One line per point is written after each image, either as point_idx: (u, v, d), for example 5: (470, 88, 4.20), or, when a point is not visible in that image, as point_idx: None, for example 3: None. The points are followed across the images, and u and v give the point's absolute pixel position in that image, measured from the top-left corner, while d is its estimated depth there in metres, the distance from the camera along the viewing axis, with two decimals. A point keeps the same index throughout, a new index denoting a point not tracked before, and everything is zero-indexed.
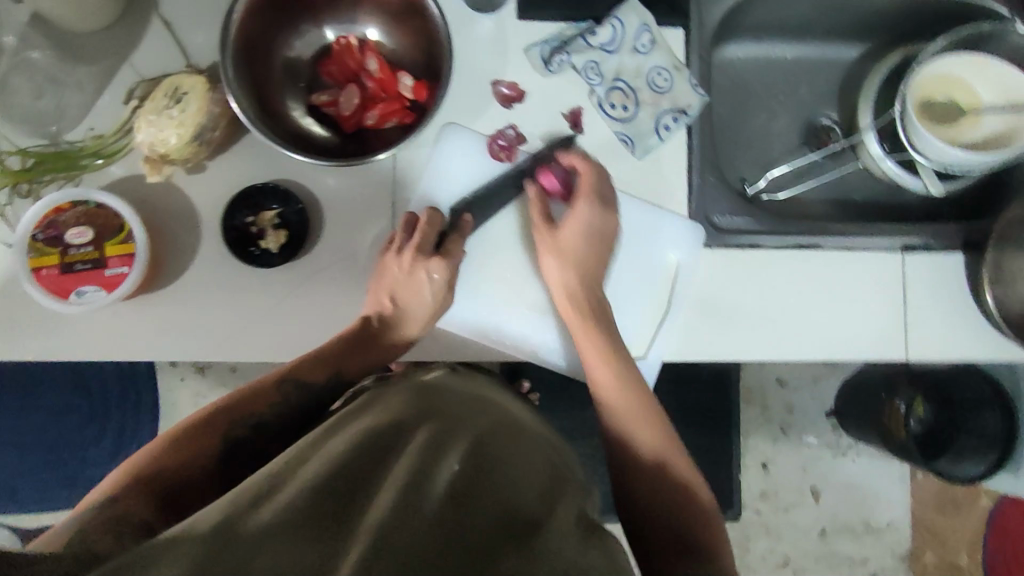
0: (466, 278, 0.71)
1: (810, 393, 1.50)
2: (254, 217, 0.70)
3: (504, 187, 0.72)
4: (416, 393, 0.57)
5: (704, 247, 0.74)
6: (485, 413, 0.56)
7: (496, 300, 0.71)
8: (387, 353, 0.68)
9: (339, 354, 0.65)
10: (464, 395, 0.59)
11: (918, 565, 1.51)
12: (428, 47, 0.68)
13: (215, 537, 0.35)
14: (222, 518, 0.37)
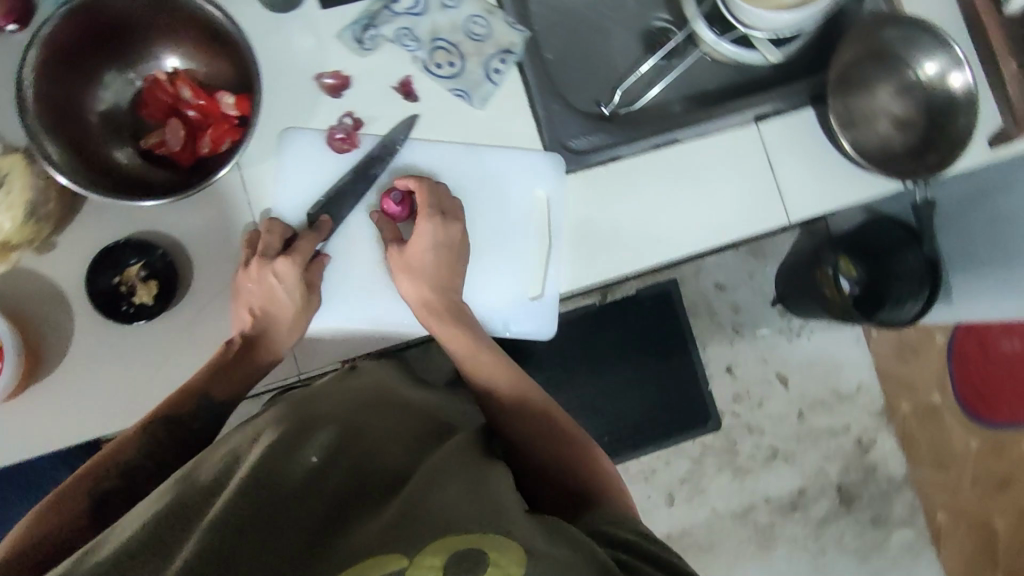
0: (337, 270, 0.73)
1: (749, 288, 1.54)
2: (119, 276, 0.68)
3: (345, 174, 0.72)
4: (303, 402, 0.67)
5: (566, 173, 0.75)
6: (363, 408, 0.66)
7: (380, 284, 0.73)
8: (257, 368, 0.69)
9: (206, 380, 0.67)
10: (349, 393, 0.69)
11: (894, 415, 1.56)
12: (234, 58, 0.67)
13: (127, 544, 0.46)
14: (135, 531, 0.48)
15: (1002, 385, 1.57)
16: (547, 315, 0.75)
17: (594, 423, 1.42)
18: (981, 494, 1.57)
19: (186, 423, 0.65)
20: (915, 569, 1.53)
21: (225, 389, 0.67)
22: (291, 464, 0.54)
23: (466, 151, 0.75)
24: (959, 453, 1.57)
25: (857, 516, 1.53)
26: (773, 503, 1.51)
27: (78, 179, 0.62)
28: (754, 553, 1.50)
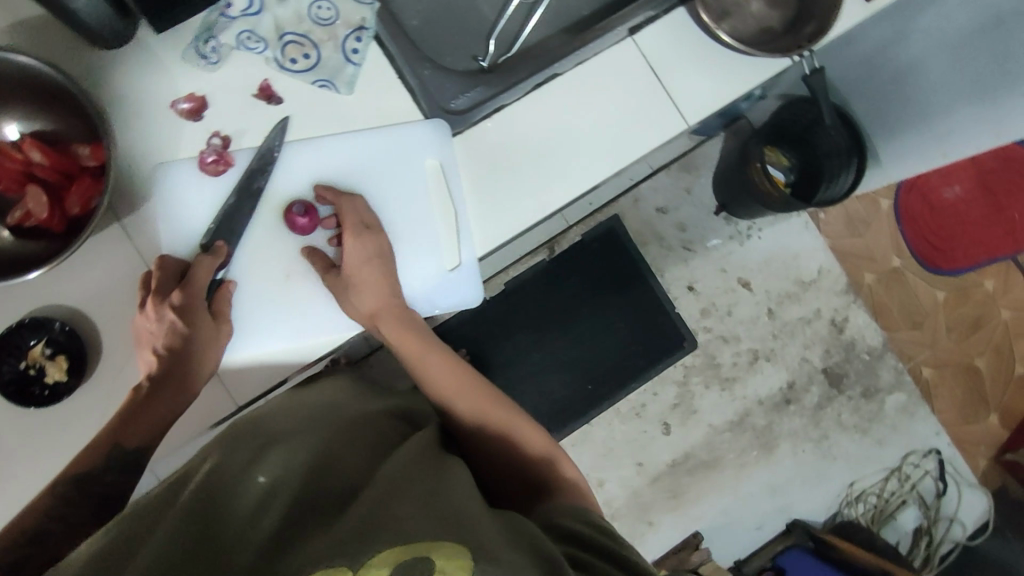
0: (246, 296, 0.69)
1: (690, 204, 1.53)
2: (24, 360, 0.65)
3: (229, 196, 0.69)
4: (254, 423, 0.67)
5: (453, 137, 0.73)
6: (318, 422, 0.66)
7: (294, 296, 0.70)
8: (177, 407, 0.64)
9: (117, 428, 0.61)
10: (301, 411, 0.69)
11: (859, 288, 1.59)
12: (73, 106, 0.64)
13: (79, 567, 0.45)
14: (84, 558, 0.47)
15: (952, 231, 1.61)
16: (471, 283, 0.74)
17: (574, 374, 1.42)
18: (957, 339, 1.61)
19: (97, 478, 0.60)
20: (917, 428, 1.55)
21: (137, 435, 0.62)
22: (237, 491, 0.53)
23: (346, 139, 0.72)
24: (928, 307, 1.61)
25: (849, 394, 1.55)
26: (767, 404, 1.52)
27: None
28: (761, 456, 1.50)
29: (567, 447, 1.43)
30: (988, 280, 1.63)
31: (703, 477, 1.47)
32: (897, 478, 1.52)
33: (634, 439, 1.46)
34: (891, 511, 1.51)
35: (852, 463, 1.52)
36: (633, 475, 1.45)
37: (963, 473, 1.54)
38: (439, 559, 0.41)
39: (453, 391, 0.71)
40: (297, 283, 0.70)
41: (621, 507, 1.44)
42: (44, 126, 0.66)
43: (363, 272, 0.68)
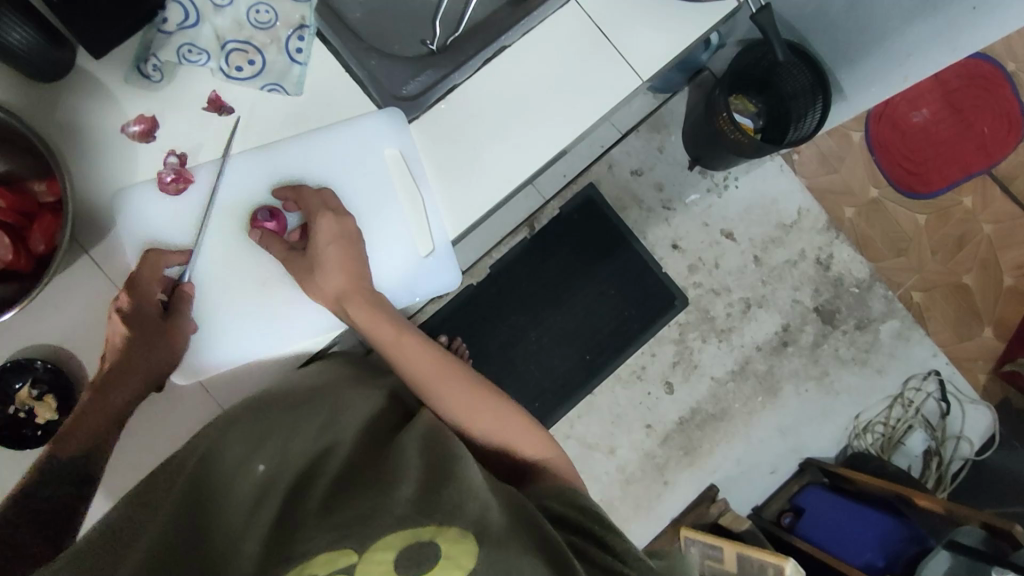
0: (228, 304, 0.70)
1: (664, 162, 1.53)
2: (13, 405, 0.64)
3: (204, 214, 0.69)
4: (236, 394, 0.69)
5: (409, 123, 0.73)
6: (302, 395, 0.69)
7: (274, 302, 0.71)
8: (120, 405, 0.63)
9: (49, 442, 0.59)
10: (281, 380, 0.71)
11: (840, 224, 1.60)
12: (21, 143, 0.63)
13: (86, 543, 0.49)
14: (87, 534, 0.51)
15: (925, 154, 1.63)
16: (447, 265, 0.73)
17: (573, 347, 1.44)
18: (943, 260, 1.62)
19: (35, 495, 0.55)
20: (914, 353, 1.57)
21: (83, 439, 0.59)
22: (237, 481, 0.59)
23: (302, 138, 0.71)
24: (910, 232, 1.62)
25: (844, 328, 1.56)
26: (765, 349, 1.53)
27: None
28: (765, 401, 1.51)
29: (574, 419, 1.45)
30: (966, 197, 1.64)
31: (712, 430, 1.48)
32: (901, 404, 1.53)
33: (639, 401, 1.47)
34: (900, 437, 1.52)
35: (856, 396, 1.54)
36: (643, 438, 1.47)
37: (964, 390, 1.56)
38: (442, 543, 0.50)
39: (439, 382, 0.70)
40: (274, 290, 0.70)
41: (636, 471, 1.46)
42: None
43: (340, 264, 0.67)
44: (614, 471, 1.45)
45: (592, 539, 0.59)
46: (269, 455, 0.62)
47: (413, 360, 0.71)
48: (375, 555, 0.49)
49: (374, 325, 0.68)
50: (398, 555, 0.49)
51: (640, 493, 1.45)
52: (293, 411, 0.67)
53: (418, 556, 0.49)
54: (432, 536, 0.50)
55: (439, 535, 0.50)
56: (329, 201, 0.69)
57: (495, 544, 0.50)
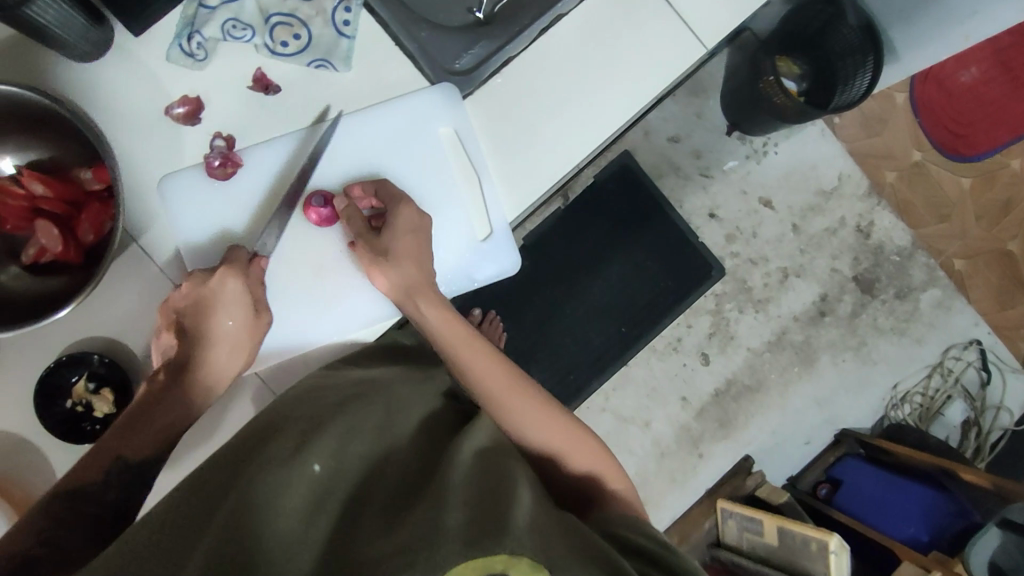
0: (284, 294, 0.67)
1: (702, 128, 1.48)
2: (70, 398, 0.64)
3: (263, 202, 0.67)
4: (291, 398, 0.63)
5: (464, 99, 0.69)
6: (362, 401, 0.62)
7: (332, 290, 0.68)
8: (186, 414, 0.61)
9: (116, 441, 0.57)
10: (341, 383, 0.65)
11: (882, 189, 1.54)
12: (65, 129, 0.61)
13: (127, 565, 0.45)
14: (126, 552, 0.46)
15: (972, 115, 1.54)
16: (506, 249, 0.71)
17: (609, 320, 1.39)
18: (987, 226, 1.56)
19: (96, 496, 0.55)
20: (955, 322, 1.53)
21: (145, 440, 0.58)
22: (292, 472, 0.52)
23: (357, 118, 0.68)
24: (954, 197, 1.55)
25: (884, 298, 1.52)
26: (803, 319, 1.50)
27: None
28: (802, 372, 1.49)
29: (609, 392, 1.44)
30: (1014, 160, 1.57)
31: (748, 401, 1.47)
32: (940, 374, 1.51)
33: (675, 373, 1.46)
34: (938, 408, 1.49)
35: (894, 367, 1.51)
36: (679, 410, 1.46)
37: (1006, 359, 1.52)
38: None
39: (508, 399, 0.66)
40: (332, 277, 0.68)
41: (671, 443, 1.45)
42: (39, 156, 0.63)
43: (407, 249, 0.65)
44: (649, 444, 1.45)
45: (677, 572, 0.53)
46: (324, 450, 0.55)
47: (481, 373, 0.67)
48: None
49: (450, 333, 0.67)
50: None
51: (675, 465, 1.45)
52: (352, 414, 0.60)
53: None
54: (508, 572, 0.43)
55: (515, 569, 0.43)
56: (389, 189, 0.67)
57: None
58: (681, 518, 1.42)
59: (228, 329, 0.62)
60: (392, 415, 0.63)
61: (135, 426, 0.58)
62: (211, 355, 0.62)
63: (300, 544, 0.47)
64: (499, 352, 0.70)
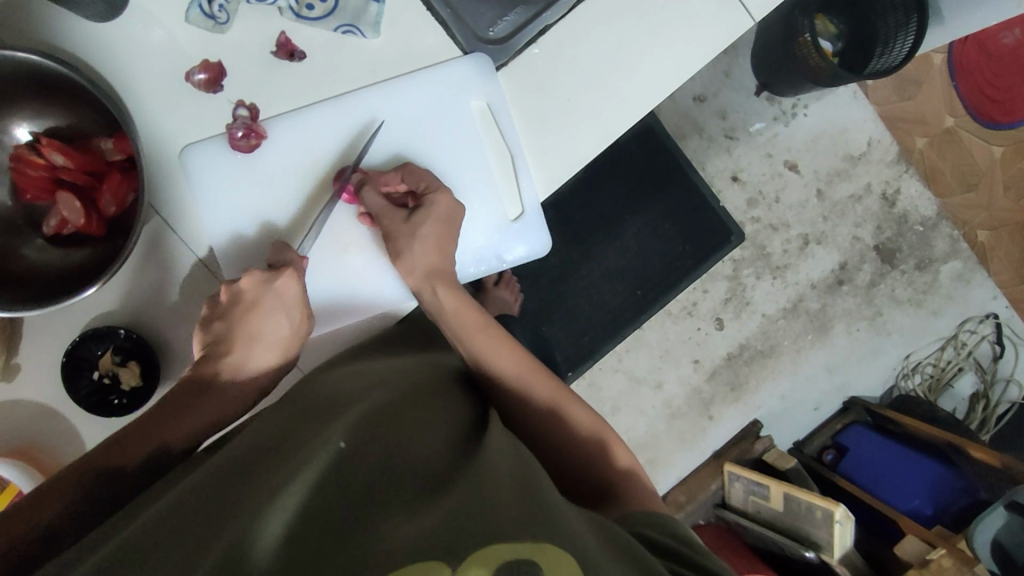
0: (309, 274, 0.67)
1: (729, 87, 1.42)
2: (97, 370, 0.63)
3: (289, 177, 0.65)
4: (316, 383, 0.63)
5: (497, 71, 0.66)
6: (387, 388, 0.62)
7: (364, 268, 0.68)
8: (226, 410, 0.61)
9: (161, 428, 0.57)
10: (363, 369, 0.65)
11: (910, 155, 1.49)
12: (84, 96, 0.58)
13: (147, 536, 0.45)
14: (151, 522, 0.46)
15: (1012, 79, 1.47)
16: (537, 230, 0.70)
17: (625, 283, 1.37)
18: (1015, 197, 1.52)
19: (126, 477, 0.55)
20: (973, 294, 1.51)
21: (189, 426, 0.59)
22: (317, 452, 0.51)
23: (383, 89, 0.65)
24: (984, 166, 1.51)
25: (903, 268, 1.50)
26: (820, 287, 1.48)
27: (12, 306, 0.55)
28: (816, 340, 1.48)
29: (621, 353, 1.44)
30: None
31: (760, 366, 1.47)
32: (953, 346, 1.50)
33: (689, 337, 1.46)
34: (948, 379, 1.49)
35: (908, 337, 1.50)
36: (690, 373, 1.46)
37: (1021, 333, 1.51)
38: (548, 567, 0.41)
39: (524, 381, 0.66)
40: (362, 256, 0.67)
41: (681, 405, 1.46)
42: (57, 123, 0.60)
43: (431, 240, 0.65)
44: (659, 405, 1.46)
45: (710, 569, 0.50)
46: (350, 430, 0.54)
47: (494, 358, 0.66)
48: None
49: (461, 315, 0.67)
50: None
51: (684, 427, 1.47)
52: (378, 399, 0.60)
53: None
54: (535, 557, 0.42)
55: (540, 557, 0.41)
56: (416, 175, 0.65)
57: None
58: (687, 478, 1.45)
59: (284, 331, 0.63)
60: (416, 399, 0.62)
61: (181, 411, 0.59)
62: (255, 348, 0.63)
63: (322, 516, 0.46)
64: (515, 341, 0.69)
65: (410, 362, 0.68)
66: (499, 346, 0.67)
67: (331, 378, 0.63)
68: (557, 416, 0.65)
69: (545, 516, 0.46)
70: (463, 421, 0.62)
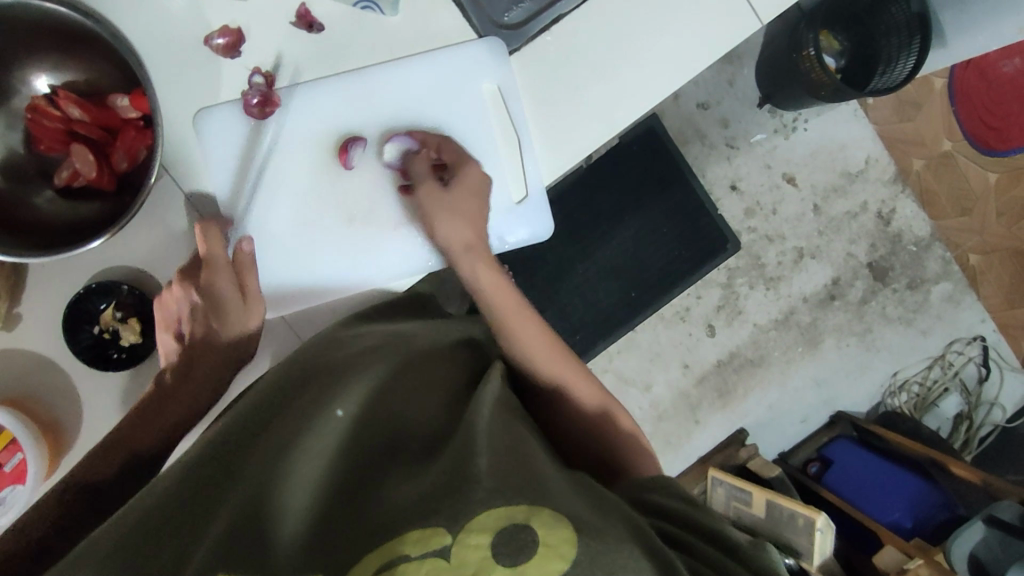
0: (308, 240, 0.67)
1: (733, 97, 1.44)
2: (98, 325, 0.64)
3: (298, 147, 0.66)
4: (317, 345, 0.65)
5: (510, 55, 0.68)
6: (384, 354, 0.64)
7: (385, 217, 0.68)
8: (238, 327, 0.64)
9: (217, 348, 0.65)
10: (363, 332, 0.66)
11: (907, 176, 1.51)
12: (106, 51, 0.59)
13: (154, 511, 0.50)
14: (159, 496, 0.51)
15: (1010, 107, 1.48)
16: (540, 214, 0.71)
17: (619, 283, 1.38)
18: (1007, 223, 1.52)
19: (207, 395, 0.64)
20: (962, 316, 1.52)
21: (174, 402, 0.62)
22: (315, 425, 0.55)
23: (395, 67, 0.66)
24: (980, 190, 1.52)
25: (894, 286, 1.51)
26: (811, 300, 1.50)
27: (20, 252, 0.56)
28: (805, 352, 1.49)
29: (613, 353, 1.45)
30: None
31: (749, 374, 1.48)
32: (941, 366, 1.51)
33: (680, 341, 1.47)
34: (934, 399, 1.50)
35: (896, 353, 1.51)
36: (679, 376, 1.47)
37: (1007, 357, 1.52)
38: (540, 530, 0.44)
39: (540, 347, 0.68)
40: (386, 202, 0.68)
41: (669, 408, 1.47)
42: (77, 77, 0.62)
43: (449, 208, 0.66)
44: (647, 407, 1.47)
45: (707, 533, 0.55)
46: (349, 399, 0.58)
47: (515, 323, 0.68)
48: (470, 538, 0.43)
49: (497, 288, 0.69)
50: (496, 540, 0.43)
51: (670, 430, 1.48)
52: (376, 368, 0.62)
53: (517, 544, 0.43)
54: (529, 518, 0.45)
55: (536, 520, 0.44)
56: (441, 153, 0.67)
57: (594, 536, 0.45)
58: None
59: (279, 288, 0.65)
60: (413, 366, 0.64)
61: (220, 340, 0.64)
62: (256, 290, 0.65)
63: (320, 489, 0.51)
64: (532, 311, 0.71)
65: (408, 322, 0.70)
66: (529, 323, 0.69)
67: (335, 338, 0.65)
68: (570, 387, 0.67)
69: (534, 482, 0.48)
70: (459, 382, 0.65)
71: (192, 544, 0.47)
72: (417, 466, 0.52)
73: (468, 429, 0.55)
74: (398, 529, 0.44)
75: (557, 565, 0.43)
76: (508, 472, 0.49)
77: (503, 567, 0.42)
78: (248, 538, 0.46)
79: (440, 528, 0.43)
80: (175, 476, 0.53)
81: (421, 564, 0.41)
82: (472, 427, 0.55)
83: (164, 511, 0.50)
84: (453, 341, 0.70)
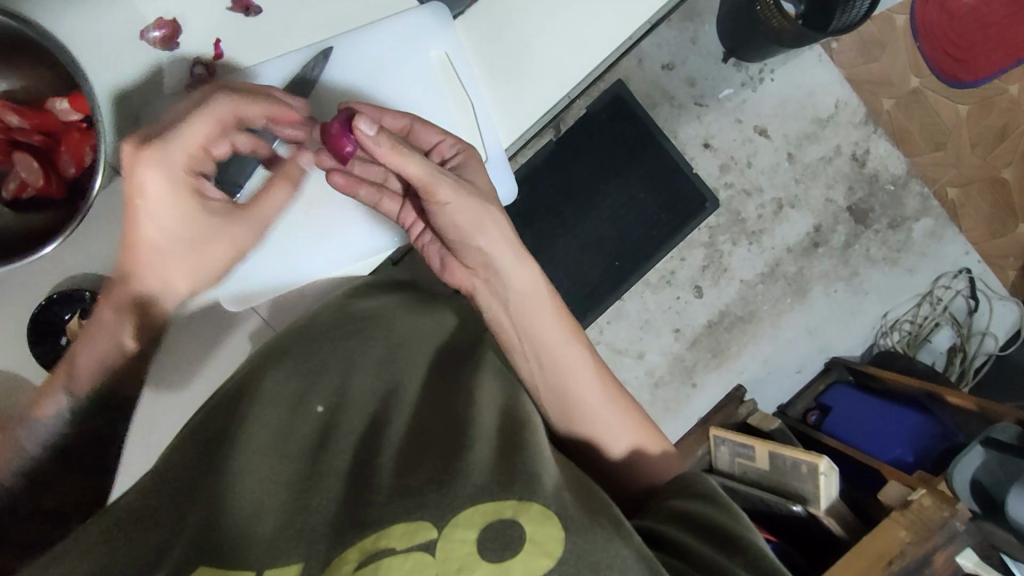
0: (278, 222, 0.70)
1: (696, 55, 1.41)
2: (65, 335, 0.64)
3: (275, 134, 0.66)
4: (292, 334, 0.62)
5: (454, 21, 0.68)
6: (360, 336, 0.62)
7: (344, 204, 0.71)
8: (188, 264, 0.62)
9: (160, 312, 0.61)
10: (336, 314, 0.64)
11: (878, 117, 1.47)
12: (40, 55, 0.60)
13: (122, 523, 0.48)
14: (128, 503, 0.49)
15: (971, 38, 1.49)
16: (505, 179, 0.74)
17: (601, 254, 1.37)
18: (983, 153, 1.49)
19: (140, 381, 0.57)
20: (946, 250, 1.48)
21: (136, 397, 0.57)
22: (295, 421, 0.54)
23: (348, 40, 0.67)
24: (952, 124, 1.48)
25: (877, 227, 1.47)
26: (796, 250, 1.46)
27: None
28: (793, 303, 1.46)
29: (603, 325, 1.41)
30: (1012, 85, 1.48)
31: (741, 332, 1.44)
32: (929, 303, 1.47)
33: (668, 306, 1.43)
34: (926, 335, 1.46)
35: (885, 295, 1.47)
36: (672, 342, 1.43)
37: (993, 286, 1.49)
38: (526, 525, 0.44)
39: (565, 349, 0.65)
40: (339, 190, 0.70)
41: (664, 373, 1.43)
42: (14, 84, 0.62)
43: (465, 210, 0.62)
44: (642, 375, 1.43)
45: (718, 527, 0.53)
46: (327, 390, 0.57)
47: (542, 322, 0.66)
48: (455, 533, 0.44)
49: (541, 318, 0.66)
50: (482, 535, 0.43)
51: (668, 395, 1.44)
52: (357, 356, 0.60)
53: (505, 540, 0.43)
54: (517, 516, 0.44)
55: (524, 516, 0.44)
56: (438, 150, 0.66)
57: (582, 531, 0.45)
58: None
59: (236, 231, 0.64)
60: (393, 346, 0.62)
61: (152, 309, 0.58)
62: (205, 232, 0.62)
63: (301, 488, 0.49)
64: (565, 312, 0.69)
65: (391, 300, 0.68)
66: (575, 351, 0.66)
67: (311, 320, 0.64)
68: (587, 393, 0.65)
69: (527, 469, 0.47)
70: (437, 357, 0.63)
71: (164, 554, 0.46)
72: (398, 453, 0.50)
73: (453, 414, 0.54)
74: (382, 525, 0.44)
75: (543, 561, 0.43)
76: (496, 459, 0.48)
77: (488, 563, 0.43)
78: (224, 548, 0.45)
79: (425, 522, 0.44)
80: (143, 482, 0.51)
81: (406, 558, 0.42)
82: (459, 411, 0.54)
83: (134, 522, 0.48)
84: (439, 326, 0.67)
